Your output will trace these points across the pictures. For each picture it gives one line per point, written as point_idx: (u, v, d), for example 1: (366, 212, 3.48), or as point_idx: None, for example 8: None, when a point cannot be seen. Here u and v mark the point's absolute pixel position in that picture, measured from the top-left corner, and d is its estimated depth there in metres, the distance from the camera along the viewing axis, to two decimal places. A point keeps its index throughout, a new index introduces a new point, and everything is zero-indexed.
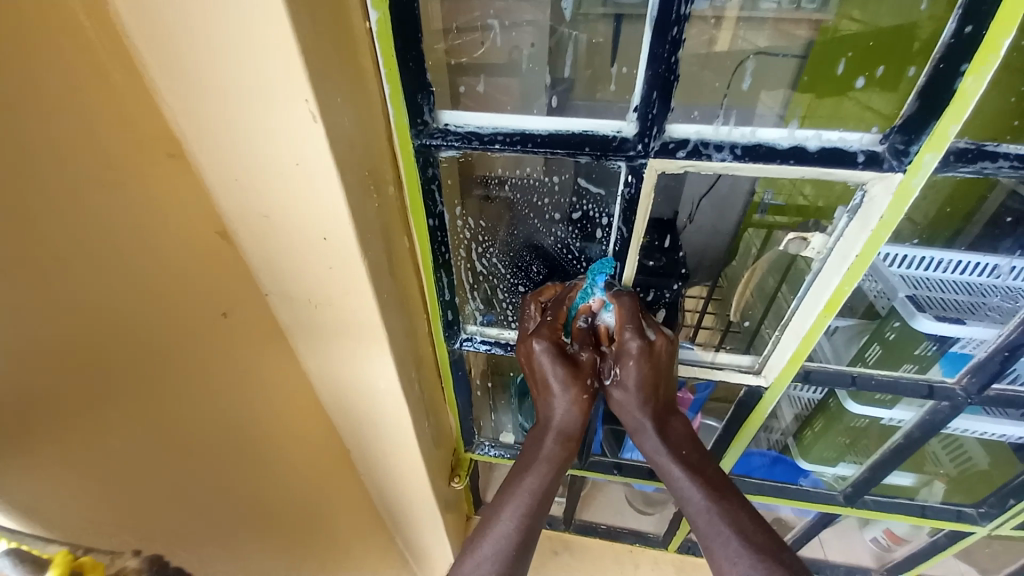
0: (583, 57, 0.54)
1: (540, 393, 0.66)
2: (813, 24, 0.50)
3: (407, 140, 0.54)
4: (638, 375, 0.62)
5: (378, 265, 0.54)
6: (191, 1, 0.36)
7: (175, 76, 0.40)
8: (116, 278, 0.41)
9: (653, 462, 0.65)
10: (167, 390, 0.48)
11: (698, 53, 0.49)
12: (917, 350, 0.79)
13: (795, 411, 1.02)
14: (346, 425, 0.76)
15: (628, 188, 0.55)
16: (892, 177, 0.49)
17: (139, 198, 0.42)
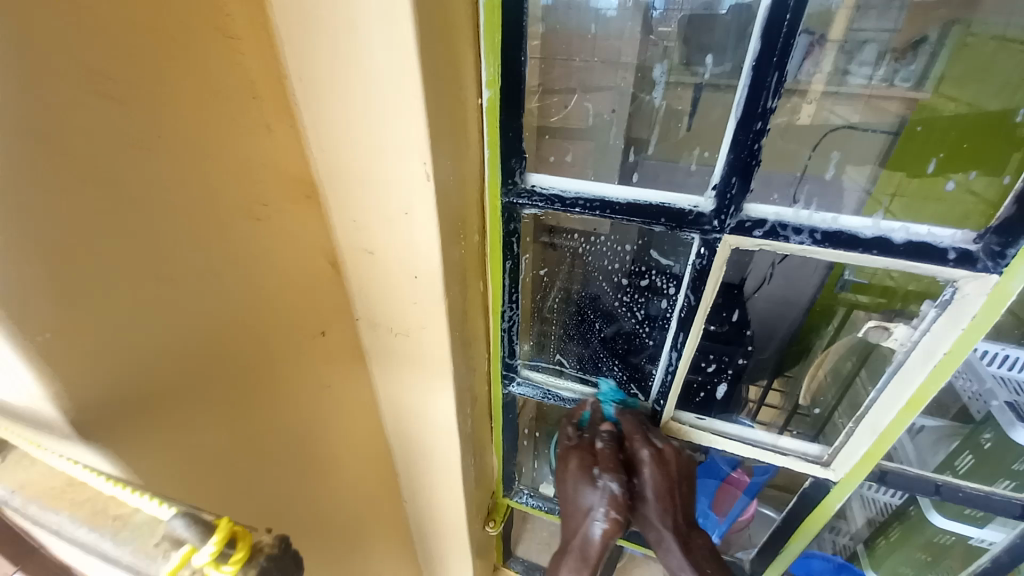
0: (658, 121, 0.65)
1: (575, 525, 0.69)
2: (909, 101, 0.59)
3: (496, 196, 0.60)
4: (655, 488, 0.67)
5: (454, 305, 0.59)
6: (352, 80, 0.44)
7: (325, 134, 0.48)
8: (244, 292, 0.48)
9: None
10: (261, 394, 0.53)
11: (782, 122, 0.52)
12: (1015, 463, 0.72)
13: (868, 515, 0.93)
14: (398, 449, 0.80)
15: (698, 259, 0.57)
16: (987, 278, 0.47)
17: (274, 225, 0.49)
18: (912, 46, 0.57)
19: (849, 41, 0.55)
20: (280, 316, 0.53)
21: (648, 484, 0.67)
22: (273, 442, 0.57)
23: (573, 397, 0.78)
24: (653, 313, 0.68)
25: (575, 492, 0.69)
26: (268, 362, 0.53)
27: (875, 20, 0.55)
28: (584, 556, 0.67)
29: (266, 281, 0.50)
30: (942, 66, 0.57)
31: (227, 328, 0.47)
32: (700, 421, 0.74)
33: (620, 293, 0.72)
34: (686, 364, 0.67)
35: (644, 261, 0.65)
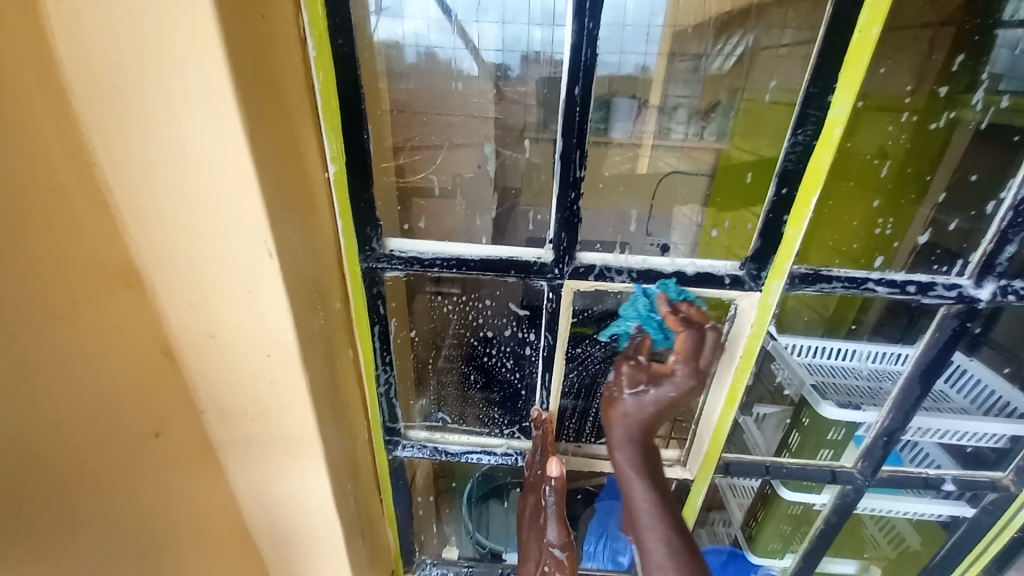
0: (522, 173, 0.68)
1: (527, 572, 0.76)
2: (716, 150, 0.73)
3: (355, 263, 0.61)
4: (655, 404, 0.59)
5: (318, 377, 0.57)
6: (181, 165, 0.43)
7: (148, 218, 0.45)
8: (60, 404, 0.40)
9: (630, 505, 0.62)
10: (92, 525, 0.44)
11: (625, 171, 0.68)
12: (828, 435, 0.88)
13: (741, 502, 1.06)
14: (273, 547, 0.71)
15: (549, 302, 0.64)
16: (754, 294, 0.61)
17: (94, 321, 0.43)
18: (710, 108, 0.75)
19: (666, 105, 0.72)
20: (114, 425, 0.45)
21: (622, 421, 0.61)
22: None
23: (460, 450, 0.78)
24: (520, 358, 0.74)
25: (534, 542, 0.75)
26: (101, 483, 0.44)
27: (682, 88, 0.73)
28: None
29: (90, 387, 0.43)
30: (733, 124, 0.72)
31: (36, 452, 0.38)
32: (577, 447, 0.80)
33: (487, 341, 0.76)
34: (556, 398, 0.73)
35: (504, 314, 0.71)
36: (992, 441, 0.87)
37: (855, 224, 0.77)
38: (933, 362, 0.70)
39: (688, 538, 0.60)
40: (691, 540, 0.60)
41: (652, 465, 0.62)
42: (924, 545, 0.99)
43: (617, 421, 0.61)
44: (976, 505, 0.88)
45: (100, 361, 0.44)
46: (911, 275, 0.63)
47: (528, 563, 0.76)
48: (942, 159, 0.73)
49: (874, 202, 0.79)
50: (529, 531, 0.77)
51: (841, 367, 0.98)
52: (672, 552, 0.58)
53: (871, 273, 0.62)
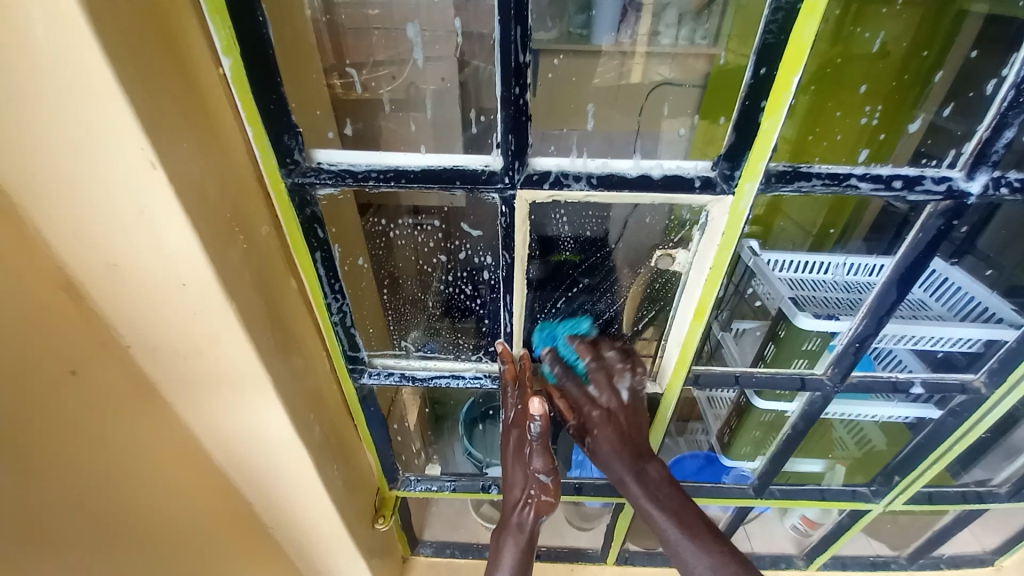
0: (484, 86, 0.55)
1: (512, 499, 0.76)
2: (706, 57, 0.59)
3: (278, 179, 0.54)
4: (613, 439, 0.71)
5: (250, 306, 0.53)
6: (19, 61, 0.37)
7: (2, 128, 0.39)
8: None
9: (650, 520, 0.68)
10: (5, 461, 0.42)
11: (608, 81, 0.62)
12: (805, 345, 0.88)
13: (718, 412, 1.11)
14: (242, 475, 0.71)
15: (503, 217, 0.58)
16: (725, 198, 0.55)
17: None
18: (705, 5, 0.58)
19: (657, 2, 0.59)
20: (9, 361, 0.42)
21: (611, 449, 0.71)
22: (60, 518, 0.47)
23: (427, 375, 0.77)
24: (478, 283, 0.72)
25: (518, 471, 0.76)
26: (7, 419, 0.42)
27: None
28: (520, 525, 0.75)
29: None
30: (730, 24, 0.55)
31: None
32: (550, 368, 0.78)
33: (445, 271, 0.73)
34: (519, 320, 0.70)
35: (459, 236, 0.68)
36: (965, 346, 0.85)
37: (838, 115, 0.69)
38: (913, 265, 0.67)
39: (720, 541, 0.63)
40: (711, 525, 0.65)
41: (648, 481, 0.69)
42: (887, 445, 1.05)
43: (602, 459, 0.72)
44: (943, 408, 0.90)
45: None
46: (898, 169, 0.57)
47: (512, 491, 0.76)
48: (953, 42, 0.63)
49: (861, 88, 0.69)
50: (513, 464, 0.76)
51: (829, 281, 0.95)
52: (717, 565, 0.61)
53: (855, 169, 0.56)
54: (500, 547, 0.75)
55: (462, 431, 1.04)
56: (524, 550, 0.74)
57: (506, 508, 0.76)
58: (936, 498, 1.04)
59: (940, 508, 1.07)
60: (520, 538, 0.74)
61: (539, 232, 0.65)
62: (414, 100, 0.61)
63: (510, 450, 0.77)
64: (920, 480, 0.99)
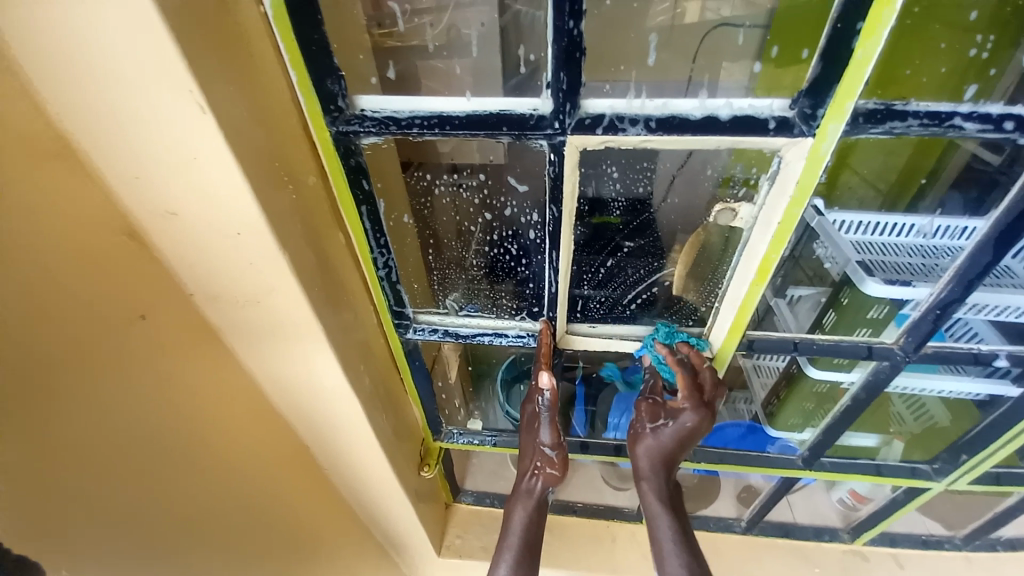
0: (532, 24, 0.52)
1: (524, 466, 0.77)
2: None
3: (322, 127, 0.53)
4: (673, 437, 0.72)
5: (301, 256, 0.53)
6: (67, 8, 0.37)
7: (61, 79, 0.41)
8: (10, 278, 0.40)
9: (655, 535, 0.73)
10: (85, 391, 0.46)
11: (662, 22, 0.54)
12: (869, 313, 0.81)
13: (765, 381, 1.05)
14: (296, 419, 0.76)
15: (551, 166, 0.55)
16: (803, 142, 0.49)
17: (25, 198, 0.42)
18: None
19: None
20: (80, 301, 0.46)
21: (646, 452, 0.75)
22: (139, 448, 0.51)
23: (471, 333, 0.77)
24: (522, 243, 0.69)
25: (528, 441, 0.77)
26: (83, 353, 0.46)
27: None
28: (529, 492, 0.75)
29: (44, 261, 0.43)
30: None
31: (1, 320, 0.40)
32: (592, 329, 0.76)
33: (490, 230, 0.71)
34: (564, 279, 0.68)
35: (502, 190, 0.66)
36: None
37: (941, 45, 0.56)
38: (1017, 222, 0.58)
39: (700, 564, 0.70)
40: (702, 561, 0.71)
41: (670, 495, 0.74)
42: (951, 421, 0.97)
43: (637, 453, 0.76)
44: (1023, 384, 0.81)
45: (44, 236, 0.43)
46: (1012, 107, 0.49)
47: (522, 459, 0.77)
48: None
49: (973, 11, 0.56)
50: (526, 432, 0.77)
51: (897, 244, 0.86)
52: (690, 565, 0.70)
53: (960, 106, 0.48)
54: (507, 511, 0.76)
55: (500, 390, 1.04)
56: (530, 519, 0.74)
57: (518, 474, 0.76)
58: (1004, 479, 0.97)
59: (1004, 489, 1.00)
60: (528, 504, 0.74)
61: (587, 192, 0.64)
62: (455, 45, 0.58)
63: (524, 419, 0.78)
64: (990, 459, 0.92)
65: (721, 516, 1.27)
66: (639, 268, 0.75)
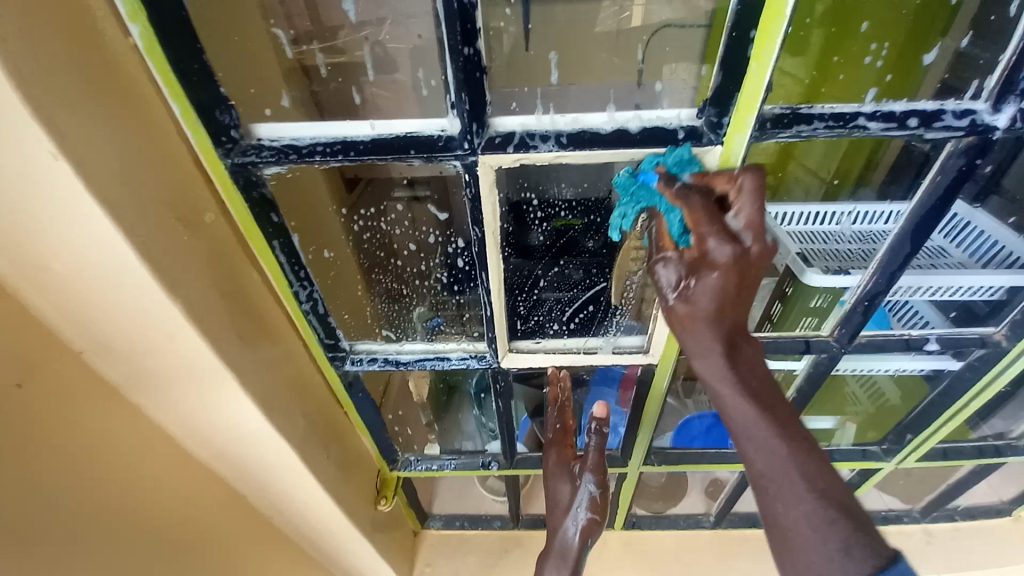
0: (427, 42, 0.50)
1: (558, 519, 0.85)
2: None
3: (216, 160, 0.49)
4: (715, 294, 0.49)
5: (200, 302, 0.49)
6: None
7: None
8: None
9: (752, 464, 0.49)
10: None
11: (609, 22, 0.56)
12: (812, 302, 0.80)
13: None
14: (229, 469, 0.71)
15: (468, 187, 0.53)
16: (714, 150, 0.49)
17: None
18: None
19: None
20: None
21: (703, 368, 0.52)
22: (34, 527, 0.46)
23: (413, 359, 0.73)
24: (452, 266, 0.70)
25: (562, 492, 0.84)
26: None
27: None
28: (563, 552, 0.83)
29: None
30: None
31: None
32: (536, 346, 0.75)
33: (436, 255, 0.70)
34: (499, 298, 0.65)
35: (425, 220, 0.67)
36: (987, 294, 0.79)
37: (840, 58, 0.61)
38: (929, 215, 0.60)
39: (841, 480, 0.48)
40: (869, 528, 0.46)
41: (740, 356, 0.51)
42: (902, 400, 0.98)
43: (704, 380, 0.52)
44: (963, 358, 0.83)
45: None
46: (912, 105, 0.50)
47: (557, 509, 0.84)
48: None
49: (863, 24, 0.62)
50: (558, 483, 0.84)
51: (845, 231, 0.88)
52: (851, 540, 0.45)
53: (862, 107, 0.49)
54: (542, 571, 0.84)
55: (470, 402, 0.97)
56: None
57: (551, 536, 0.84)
58: (952, 454, 1.01)
59: (957, 462, 1.04)
60: (562, 565, 0.83)
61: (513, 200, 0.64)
62: (382, 59, 0.53)
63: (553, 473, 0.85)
64: (935, 437, 0.96)
65: (691, 511, 1.27)
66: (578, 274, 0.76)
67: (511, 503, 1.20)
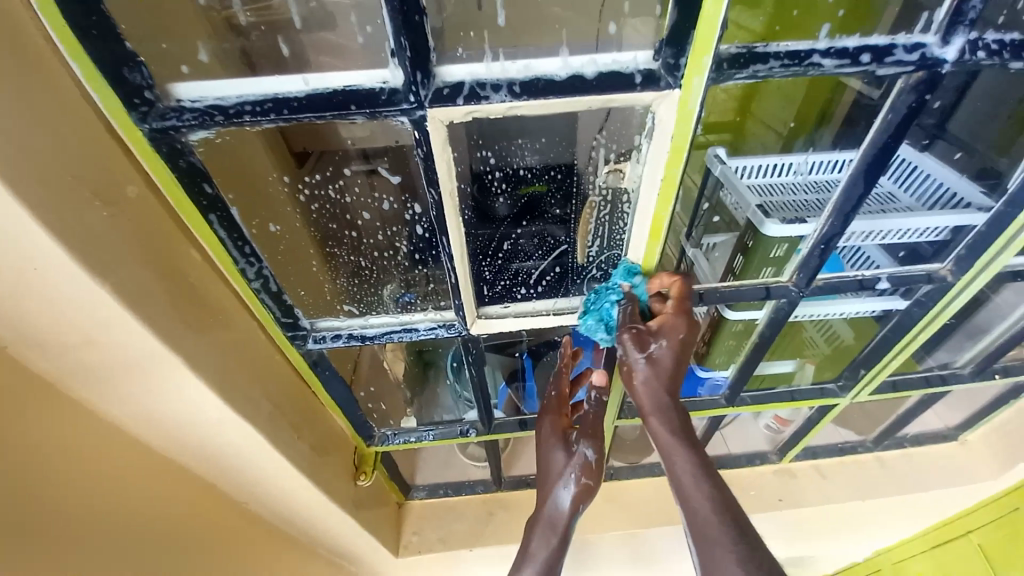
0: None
1: (546, 489, 0.76)
2: None
3: (131, 126, 0.44)
4: (673, 356, 0.62)
5: (133, 284, 0.45)
6: None
7: None
8: None
9: (676, 481, 0.62)
10: None
11: None
12: (772, 253, 0.83)
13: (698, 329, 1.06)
14: (194, 459, 0.67)
15: (419, 146, 0.49)
16: (672, 94, 0.48)
17: None
18: None
19: None
20: None
21: (646, 393, 0.63)
22: None
23: (379, 332, 0.70)
24: (413, 235, 0.66)
25: (555, 454, 0.76)
26: None
27: None
28: (552, 522, 0.75)
29: None
30: None
31: None
32: (505, 310, 0.73)
33: (394, 223, 0.67)
34: (463, 264, 0.63)
35: (379, 185, 0.64)
36: (933, 235, 0.82)
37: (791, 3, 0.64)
38: (880, 154, 0.61)
39: (734, 501, 0.61)
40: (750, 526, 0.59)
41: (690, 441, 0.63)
42: (855, 339, 1.04)
43: (638, 393, 0.64)
44: (909, 298, 0.88)
45: None
46: (866, 40, 0.49)
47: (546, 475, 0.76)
48: None
49: None
50: (555, 449, 0.76)
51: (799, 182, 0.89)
52: None
53: (817, 43, 0.48)
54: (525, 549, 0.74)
55: (448, 374, 0.97)
56: (558, 547, 0.73)
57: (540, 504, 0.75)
58: (900, 385, 1.08)
59: (905, 393, 1.11)
60: (551, 536, 0.74)
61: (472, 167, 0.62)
62: (321, 15, 0.50)
63: (550, 438, 0.77)
64: (884, 370, 1.01)
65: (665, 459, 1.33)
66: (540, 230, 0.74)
67: (492, 468, 1.22)
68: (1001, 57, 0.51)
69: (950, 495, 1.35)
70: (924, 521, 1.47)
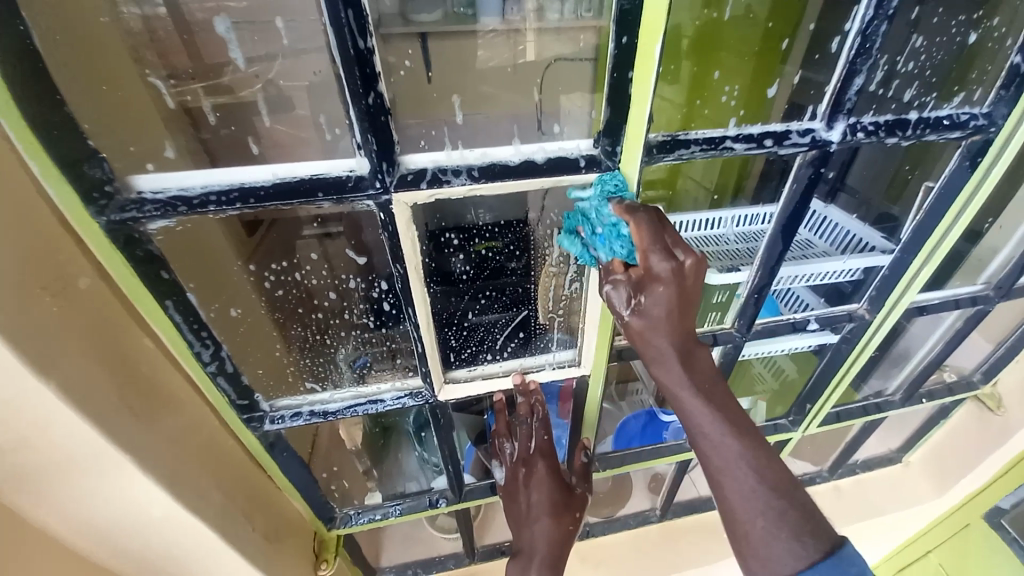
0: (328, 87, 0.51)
1: (530, 529, 0.81)
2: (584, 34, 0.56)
3: (86, 219, 0.44)
4: None
5: (82, 379, 0.43)
6: None
7: None
8: None
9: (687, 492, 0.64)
10: None
11: None
12: (714, 298, 0.87)
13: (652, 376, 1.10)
14: (135, 566, 0.60)
15: (384, 226, 0.52)
16: (612, 175, 0.54)
17: None
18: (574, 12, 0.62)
19: None
20: None
21: None
22: None
23: (342, 406, 0.69)
24: (381, 313, 0.66)
25: (539, 499, 0.81)
26: None
27: None
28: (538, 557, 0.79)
29: None
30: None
31: None
32: (472, 372, 0.74)
33: (359, 300, 0.67)
34: (430, 330, 0.64)
35: (341, 263, 0.64)
36: (849, 276, 0.92)
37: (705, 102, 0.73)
38: (793, 214, 0.70)
39: (758, 491, 0.60)
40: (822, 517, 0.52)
41: None
42: (797, 372, 1.13)
43: None
44: (838, 332, 0.95)
45: None
46: (767, 127, 0.59)
47: (532, 523, 0.81)
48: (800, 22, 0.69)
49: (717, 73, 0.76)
50: (545, 519, 0.80)
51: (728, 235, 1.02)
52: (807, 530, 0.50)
53: (728, 131, 0.57)
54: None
55: (410, 438, 0.94)
56: None
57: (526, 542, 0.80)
58: (844, 416, 1.16)
59: (849, 423, 1.19)
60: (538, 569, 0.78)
61: (426, 231, 0.62)
62: None
63: (544, 507, 0.80)
64: (827, 402, 1.09)
65: (639, 508, 1.32)
66: (503, 298, 0.76)
67: (465, 538, 1.16)
68: (877, 135, 0.62)
69: (903, 516, 1.42)
70: (888, 544, 1.52)
